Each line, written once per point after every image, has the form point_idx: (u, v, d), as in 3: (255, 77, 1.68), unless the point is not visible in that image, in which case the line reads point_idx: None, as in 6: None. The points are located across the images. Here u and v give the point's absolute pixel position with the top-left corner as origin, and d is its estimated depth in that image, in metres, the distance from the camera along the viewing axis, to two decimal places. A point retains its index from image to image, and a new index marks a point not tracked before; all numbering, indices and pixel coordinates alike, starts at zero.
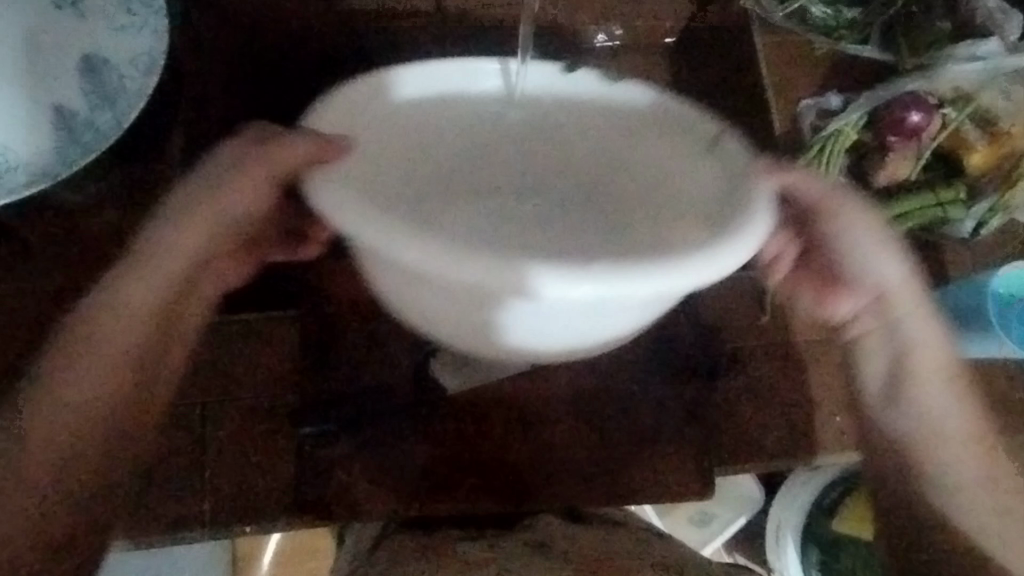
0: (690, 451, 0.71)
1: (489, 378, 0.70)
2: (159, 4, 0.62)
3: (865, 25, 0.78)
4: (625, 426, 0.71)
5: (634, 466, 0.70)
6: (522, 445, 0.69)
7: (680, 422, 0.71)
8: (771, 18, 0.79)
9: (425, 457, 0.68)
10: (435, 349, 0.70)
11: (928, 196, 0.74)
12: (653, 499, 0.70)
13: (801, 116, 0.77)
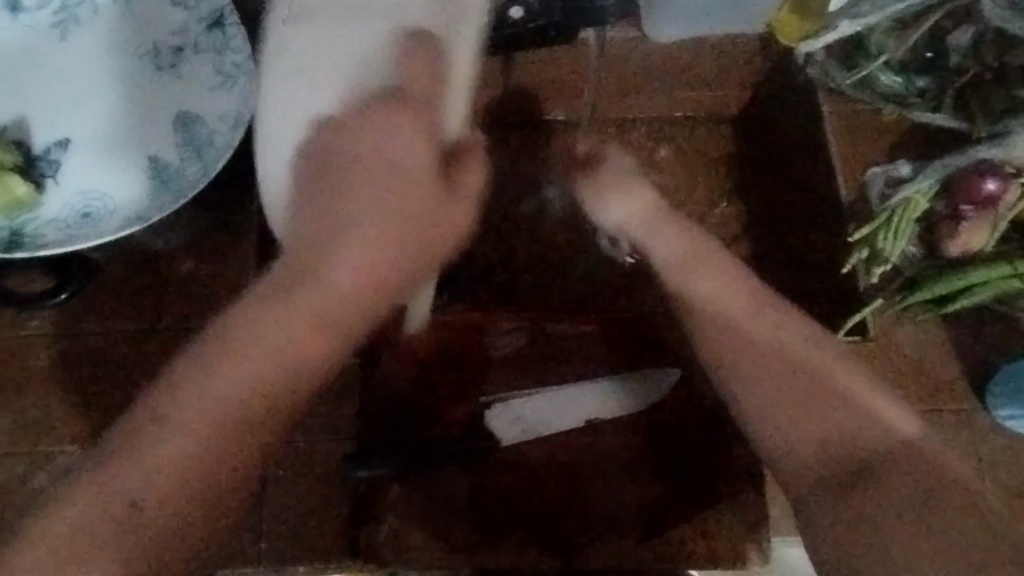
0: (738, 517, 0.67)
1: (539, 434, 0.71)
2: (247, 67, 0.68)
3: (938, 92, 0.78)
4: (678, 488, 0.69)
5: (686, 530, 0.67)
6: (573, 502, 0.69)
7: (733, 490, 0.68)
8: (840, 87, 0.80)
9: (472, 508, 0.68)
10: (489, 401, 0.72)
11: (1004, 267, 0.71)
12: (709, 568, 0.66)
13: (868, 183, 0.77)
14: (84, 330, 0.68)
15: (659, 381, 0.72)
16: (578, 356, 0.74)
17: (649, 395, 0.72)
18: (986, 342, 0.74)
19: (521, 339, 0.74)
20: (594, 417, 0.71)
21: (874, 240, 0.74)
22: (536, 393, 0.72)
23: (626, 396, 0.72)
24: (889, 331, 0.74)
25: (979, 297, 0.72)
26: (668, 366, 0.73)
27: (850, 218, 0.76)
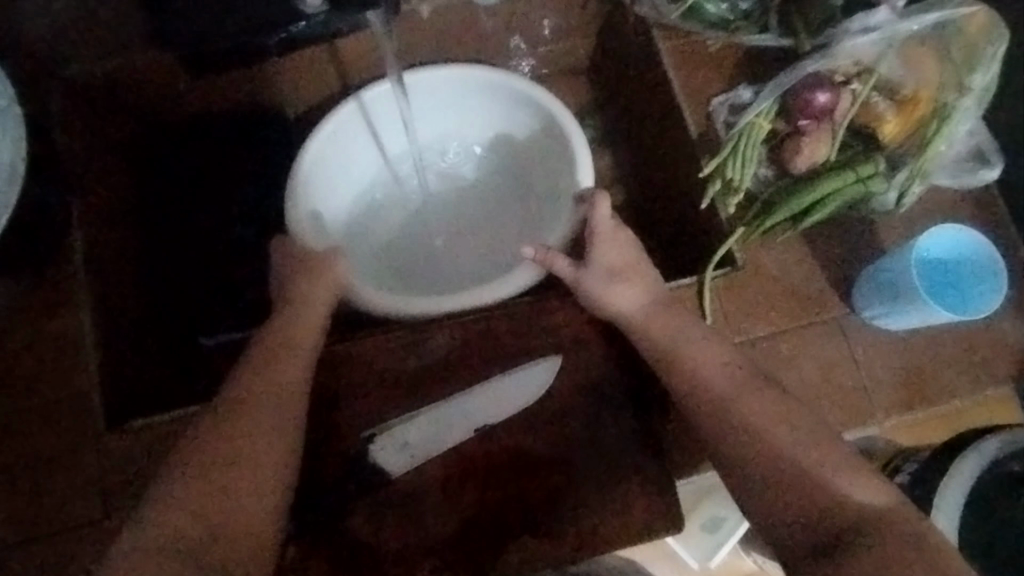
0: (634, 488, 0.68)
1: (427, 456, 0.69)
2: (14, 108, 0.62)
3: (761, 14, 0.78)
4: (576, 467, 0.69)
5: (592, 513, 0.68)
6: (482, 515, 0.67)
7: (633, 457, 0.69)
8: (668, 21, 0.77)
9: (379, 541, 0.67)
10: (372, 433, 0.69)
11: (847, 176, 0.73)
12: (623, 542, 0.67)
13: (714, 115, 0.76)
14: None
15: (540, 373, 0.71)
16: (460, 358, 0.72)
17: (535, 389, 0.71)
18: (841, 252, 0.76)
19: (394, 357, 0.71)
20: (481, 425, 0.69)
21: (723, 172, 0.74)
22: (419, 416, 0.69)
23: (510, 396, 0.70)
24: (755, 256, 0.75)
25: (828, 209, 0.74)
26: (548, 354, 0.72)
27: (701, 153, 0.76)
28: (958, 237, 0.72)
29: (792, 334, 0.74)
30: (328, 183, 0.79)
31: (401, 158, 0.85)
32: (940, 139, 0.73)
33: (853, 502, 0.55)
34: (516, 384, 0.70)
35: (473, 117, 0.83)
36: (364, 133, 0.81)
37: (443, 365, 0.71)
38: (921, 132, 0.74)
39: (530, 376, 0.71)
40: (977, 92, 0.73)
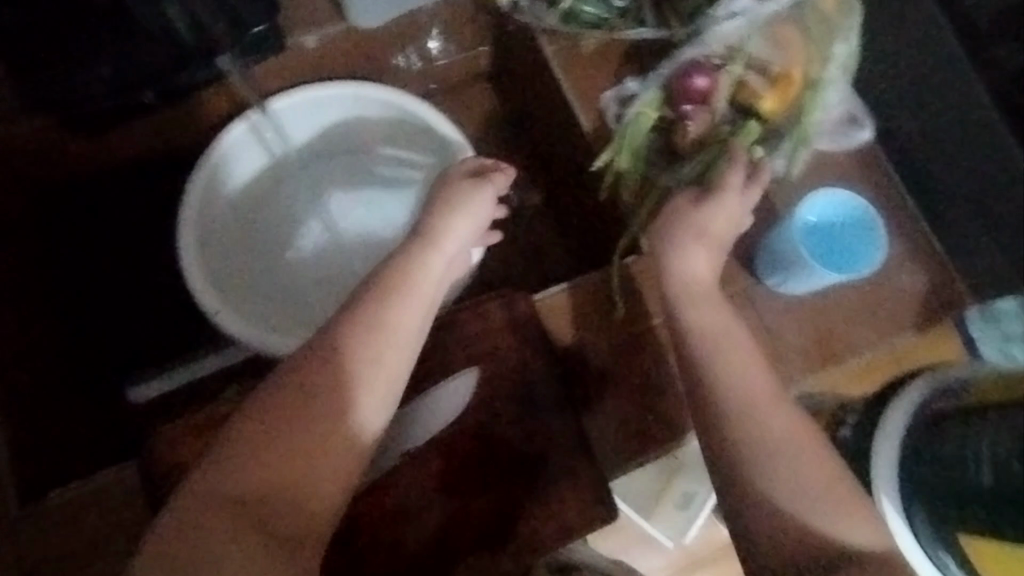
0: (576, 479, 0.71)
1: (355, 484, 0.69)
2: None
3: (637, 9, 0.80)
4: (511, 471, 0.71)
5: (536, 513, 0.70)
6: (426, 532, 0.69)
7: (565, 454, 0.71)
8: (550, 26, 0.80)
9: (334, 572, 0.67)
10: None
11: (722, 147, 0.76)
12: (568, 536, 0.70)
13: (605, 111, 0.80)
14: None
15: (458, 388, 0.73)
16: None
17: (458, 401, 0.72)
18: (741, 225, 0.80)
19: None
20: (412, 444, 0.71)
21: (617, 162, 0.77)
22: None
23: (436, 414, 0.72)
24: None
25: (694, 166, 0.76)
26: (463, 368, 0.74)
27: (596, 148, 0.80)
28: (833, 200, 0.76)
29: None
30: (211, 224, 0.82)
31: (271, 186, 0.87)
32: (815, 109, 0.77)
33: (835, 521, 0.63)
34: (441, 400, 0.72)
35: (332, 128, 0.87)
36: (237, 166, 0.83)
37: None
38: (798, 105, 0.77)
39: (452, 389, 0.73)
40: (840, 60, 0.76)
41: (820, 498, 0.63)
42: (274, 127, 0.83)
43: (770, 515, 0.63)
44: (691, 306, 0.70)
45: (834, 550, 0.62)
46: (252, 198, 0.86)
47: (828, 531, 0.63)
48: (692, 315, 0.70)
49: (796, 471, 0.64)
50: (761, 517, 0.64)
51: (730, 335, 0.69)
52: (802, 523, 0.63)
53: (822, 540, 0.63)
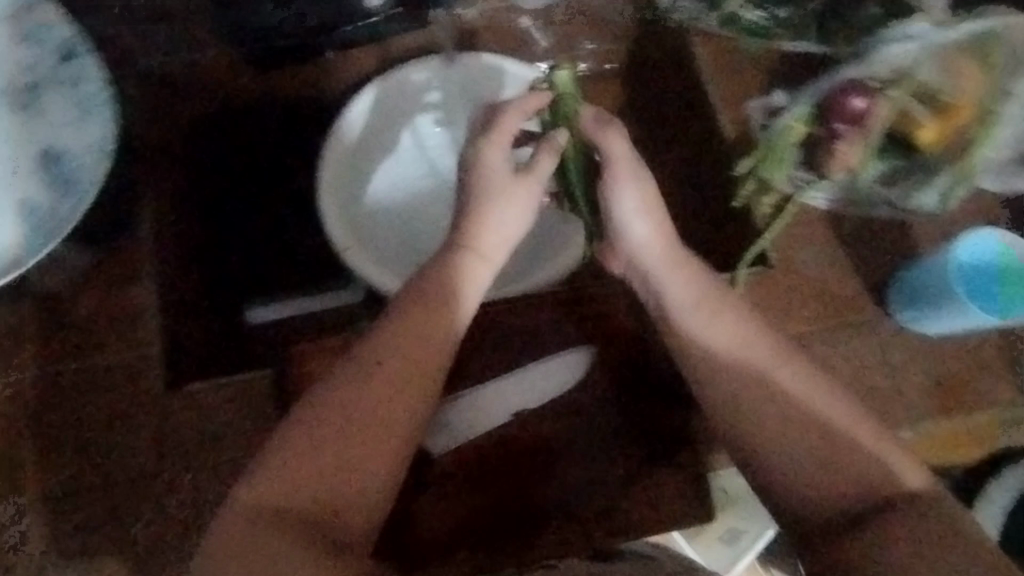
0: (674, 477, 0.70)
1: (468, 435, 0.70)
2: (104, 94, 0.65)
3: (802, 21, 0.78)
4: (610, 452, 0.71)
5: (631, 499, 0.69)
6: (518, 498, 0.69)
7: (664, 445, 0.71)
8: (709, 28, 0.79)
9: (419, 525, 0.67)
10: None
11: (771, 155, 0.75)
12: (658, 529, 0.69)
13: (749, 118, 0.78)
14: (1, 382, 0.67)
15: (576, 360, 0.73)
16: (499, 345, 0.73)
17: (564, 378, 0.73)
18: (873, 254, 0.78)
19: None
20: (514, 410, 0.71)
21: (758, 172, 0.76)
22: (455, 399, 0.70)
23: (541, 387, 0.72)
24: (791, 255, 0.77)
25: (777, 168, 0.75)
26: (582, 344, 0.74)
27: (737, 154, 0.78)
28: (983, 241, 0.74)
29: (832, 333, 0.75)
30: (347, 161, 0.77)
31: (417, 154, 0.83)
32: (982, 146, 0.72)
33: (882, 467, 0.55)
34: (548, 375, 0.73)
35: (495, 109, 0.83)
36: (389, 113, 0.79)
37: (478, 356, 0.73)
38: (962, 139, 0.72)
39: (560, 366, 0.73)
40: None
41: (836, 454, 0.56)
42: (443, 83, 0.80)
43: (807, 497, 0.55)
44: (642, 253, 0.66)
45: (871, 496, 0.54)
46: (393, 157, 0.81)
47: (869, 477, 0.55)
48: (654, 260, 0.65)
49: (795, 435, 0.57)
50: (795, 494, 0.56)
51: (702, 289, 0.64)
52: (842, 475, 0.55)
53: (852, 494, 0.55)
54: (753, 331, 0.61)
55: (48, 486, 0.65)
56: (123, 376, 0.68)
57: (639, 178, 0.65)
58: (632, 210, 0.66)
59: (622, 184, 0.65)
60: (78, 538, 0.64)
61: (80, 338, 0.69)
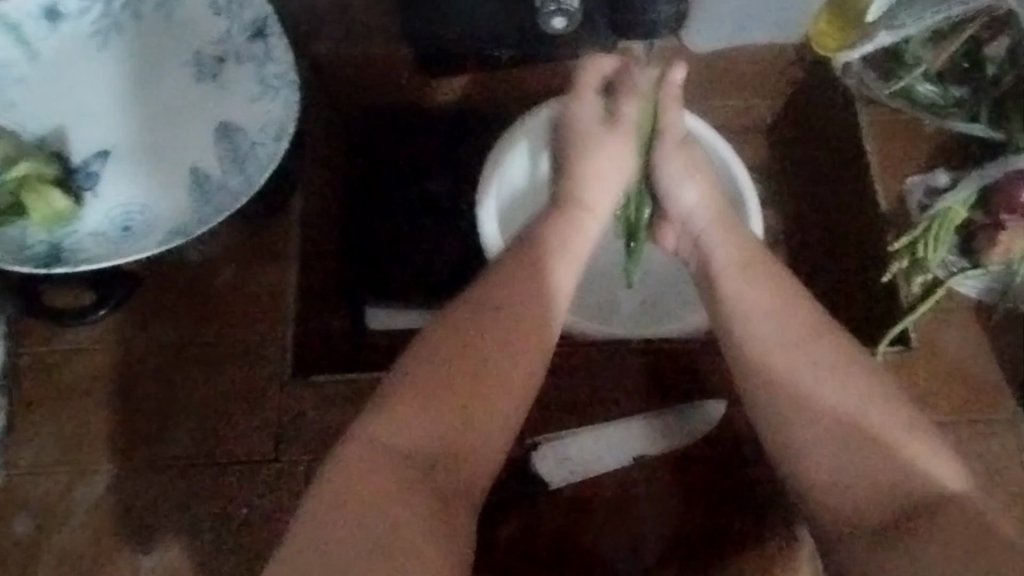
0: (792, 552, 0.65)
1: (586, 475, 0.69)
2: (290, 76, 0.67)
3: (974, 104, 0.77)
4: (724, 512, 0.67)
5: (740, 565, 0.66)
6: (623, 543, 0.67)
7: (782, 515, 0.66)
8: (877, 97, 0.77)
9: (524, 554, 0.67)
10: (535, 441, 0.70)
11: (951, 213, 0.72)
12: None
13: (907, 194, 0.76)
14: (135, 340, 0.67)
15: (706, 413, 0.70)
16: (626, 386, 0.72)
17: (692, 430, 0.70)
18: (1016, 354, 0.74)
19: (558, 376, 0.72)
20: (638, 453, 0.70)
21: (913, 249, 0.73)
22: (581, 432, 0.70)
23: (666, 435, 0.70)
24: (934, 340, 0.73)
25: (941, 239, 0.72)
26: (711, 398, 0.71)
27: (890, 227, 0.76)
28: None
29: (974, 423, 0.71)
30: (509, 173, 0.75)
31: None
32: None
33: None
34: (678, 425, 0.70)
35: None
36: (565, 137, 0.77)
37: (605, 392, 0.72)
38: None
39: (690, 418, 0.70)
40: None
41: (879, 472, 0.52)
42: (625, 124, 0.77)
43: (859, 542, 0.51)
44: (714, 255, 0.64)
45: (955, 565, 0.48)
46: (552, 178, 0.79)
47: (910, 495, 0.52)
48: (720, 254, 0.63)
49: (854, 460, 0.53)
50: (877, 560, 0.50)
51: (803, 319, 0.58)
52: (884, 503, 0.52)
53: (915, 542, 0.50)
54: (818, 355, 0.56)
55: (168, 459, 0.64)
56: (253, 361, 0.67)
57: (687, 152, 0.70)
58: (688, 177, 0.69)
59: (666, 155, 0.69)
60: (188, 520, 0.63)
61: (207, 303, 0.68)
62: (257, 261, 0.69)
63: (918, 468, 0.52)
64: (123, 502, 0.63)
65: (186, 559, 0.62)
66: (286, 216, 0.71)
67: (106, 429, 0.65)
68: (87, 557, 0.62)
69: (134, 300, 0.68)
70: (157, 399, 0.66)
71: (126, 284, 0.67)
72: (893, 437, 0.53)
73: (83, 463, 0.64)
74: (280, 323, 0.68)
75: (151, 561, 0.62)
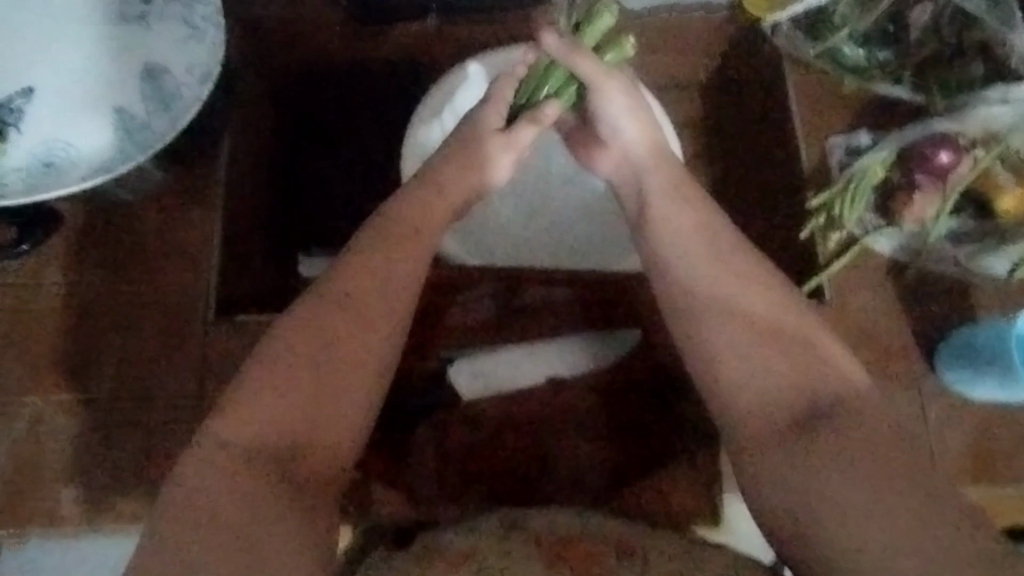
0: (688, 480, 0.70)
1: (499, 390, 0.72)
2: (218, 19, 0.68)
3: (897, 67, 0.79)
4: (636, 441, 0.71)
5: (644, 488, 0.69)
6: (531, 468, 0.71)
7: (681, 441, 0.71)
8: (804, 58, 0.79)
9: (438, 474, 0.70)
10: (453, 357, 0.73)
11: (870, 172, 0.73)
12: (670, 525, 0.68)
13: (828, 152, 0.77)
14: (62, 276, 0.68)
15: (619, 340, 0.72)
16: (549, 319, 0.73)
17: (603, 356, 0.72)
18: (930, 309, 0.76)
19: (484, 305, 0.73)
20: (552, 374, 0.72)
21: (831, 207, 0.75)
22: (498, 351, 0.72)
23: (577, 359, 0.72)
24: (847, 297, 0.76)
25: (855, 193, 0.74)
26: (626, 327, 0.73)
27: (810, 185, 0.77)
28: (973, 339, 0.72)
29: (881, 376, 0.74)
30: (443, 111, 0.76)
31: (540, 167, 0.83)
32: None
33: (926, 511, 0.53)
34: (591, 353, 0.72)
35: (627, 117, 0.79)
36: None
37: (525, 324, 0.73)
38: None
39: (604, 347, 0.72)
40: None
41: (797, 374, 0.53)
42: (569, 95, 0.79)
43: (767, 443, 0.52)
44: (646, 184, 0.60)
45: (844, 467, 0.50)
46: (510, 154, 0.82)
47: (821, 395, 0.53)
48: (650, 185, 0.60)
49: (772, 368, 0.53)
50: (772, 481, 0.52)
51: (725, 246, 0.57)
52: (789, 406, 0.53)
53: (820, 451, 0.51)
54: (737, 274, 0.56)
55: (92, 392, 0.66)
56: (181, 300, 0.68)
57: (623, 79, 0.63)
58: (623, 109, 0.62)
59: (603, 87, 0.62)
60: (110, 453, 0.64)
61: (133, 241, 0.69)
62: (183, 203, 0.70)
63: (829, 379, 0.53)
64: (46, 433, 0.65)
65: (110, 488, 0.64)
66: (212, 160, 0.71)
67: (31, 361, 0.66)
68: (11, 483, 0.64)
69: (61, 237, 0.69)
70: (82, 332, 0.67)
71: (51, 221, 0.68)
72: (803, 352, 0.54)
73: (11, 393, 0.66)
74: (203, 262, 0.69)
75: (73, 491, 0.64)
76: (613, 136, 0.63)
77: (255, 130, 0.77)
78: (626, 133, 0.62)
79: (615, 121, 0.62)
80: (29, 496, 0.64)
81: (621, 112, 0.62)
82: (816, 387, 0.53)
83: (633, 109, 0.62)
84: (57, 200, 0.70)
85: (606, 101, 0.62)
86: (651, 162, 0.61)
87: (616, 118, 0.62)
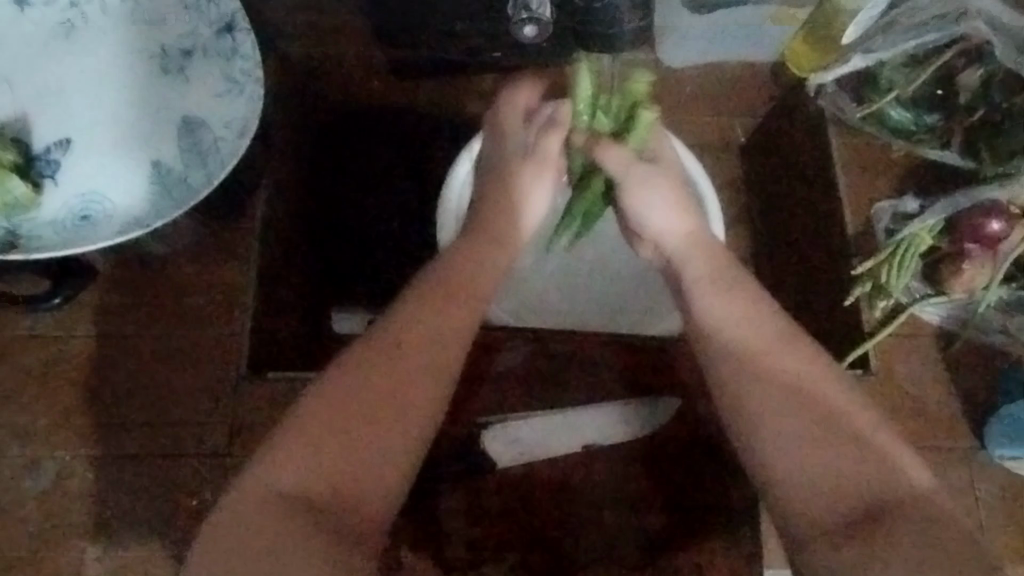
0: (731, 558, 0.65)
1: (535, 457, 0.70)
2: (256, 72, 0.67)
3: (946, 130, 0.77)
4: (673, 514, 0.68)
5: (680, 564, 0.65)
6: (565, 538, 0.68)
7: (722, 518, 0.67)
8: (849, 119, 0.78)
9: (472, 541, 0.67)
10: (487, 421, 0.71)
11: (916, 241, 0.72)
12: None
13: (874, 219, 0.75)
14: (92, 329, 0.67)
15: (660, 410, 0.71)
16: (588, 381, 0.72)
17: (643, 425, 0.71)
18: (981, 381, 0.72)
19: (521, 366, 0.72)
20: (590, 442, 0.70)
21: (877, 274, 0.73)
22: (535, 417, 0.71)
23: (616, 425, 0.71)
24: (894, 366, 0.73)
25: (905, 259, 0.72)
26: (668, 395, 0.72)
27: (855, 251, 0.75)
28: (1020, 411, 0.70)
29: (930, 450, 0.70)
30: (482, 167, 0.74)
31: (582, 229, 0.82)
32: None
33: None
34: (632, 420, 0.71)
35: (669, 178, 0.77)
36: None
37: (563, 385, 0.72)
38: None
39: (644, 414, 0.71)
40: None
41: (853, 472, 0.49)
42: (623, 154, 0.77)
43: (826, 538, 0.48)
44: (684, 270, 0.60)
45: (913, 560, 0.45)
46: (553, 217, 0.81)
47: (886, 487, 0.49)
48: (690, 271, 0.60)
49: (827, 465, 0.50)
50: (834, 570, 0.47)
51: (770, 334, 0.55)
52: (850, 498, 0.49)
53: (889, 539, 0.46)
54: (784, 369, 0.53)
55: (116, 450, 0.64)
56: (210, 355, 0.66)
57: (647, 167, 0.64)
58: (655, 195, 0.63)
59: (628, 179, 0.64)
60: (133, 515, 0.62)
61: (165, 294, 0.68)
62: (216, 257, 0.69)
63: (892, 468, 0.50)
64: (68, 492, 0.63)
65: (132, 550, 0.62)
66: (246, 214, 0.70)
67: (56, 416, 0.65)
68: (30, 544, 0.62)
69: (92, 289, 0.68)
70: (108, 388, 0.65)
71: (83, 274, 0.67)
72: (863, 443, 0.50)
73: (33, 450, 0.64)
74: (233, 318, 0.67)
75: (94, 554, 0.62)
76: (645, 224, 0.64)
77: (289, 182, 0.76)
78: (663, 219, 0.62)
79: (647, 210, 0.63)
80: (48, 557, 0.62)
81: (652, 196, 0.63)
82: (873, 478, 0.49)
83: (665, 196, 0.63)
84: (89, 251, 0.69)
85: (636, 189, 0.63)
86: (688, 246, 0.61)
87: (647, 207, 0.63)
